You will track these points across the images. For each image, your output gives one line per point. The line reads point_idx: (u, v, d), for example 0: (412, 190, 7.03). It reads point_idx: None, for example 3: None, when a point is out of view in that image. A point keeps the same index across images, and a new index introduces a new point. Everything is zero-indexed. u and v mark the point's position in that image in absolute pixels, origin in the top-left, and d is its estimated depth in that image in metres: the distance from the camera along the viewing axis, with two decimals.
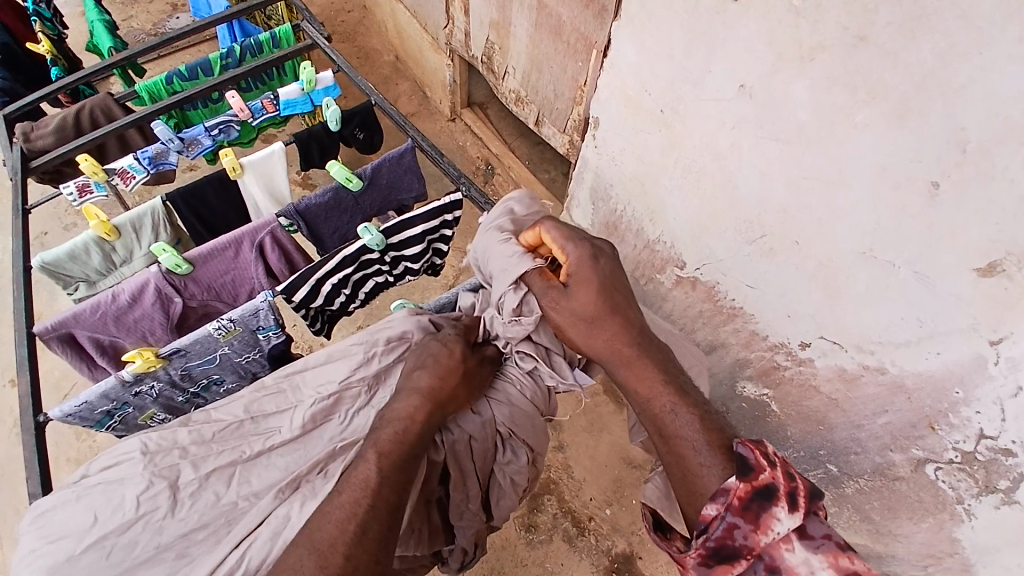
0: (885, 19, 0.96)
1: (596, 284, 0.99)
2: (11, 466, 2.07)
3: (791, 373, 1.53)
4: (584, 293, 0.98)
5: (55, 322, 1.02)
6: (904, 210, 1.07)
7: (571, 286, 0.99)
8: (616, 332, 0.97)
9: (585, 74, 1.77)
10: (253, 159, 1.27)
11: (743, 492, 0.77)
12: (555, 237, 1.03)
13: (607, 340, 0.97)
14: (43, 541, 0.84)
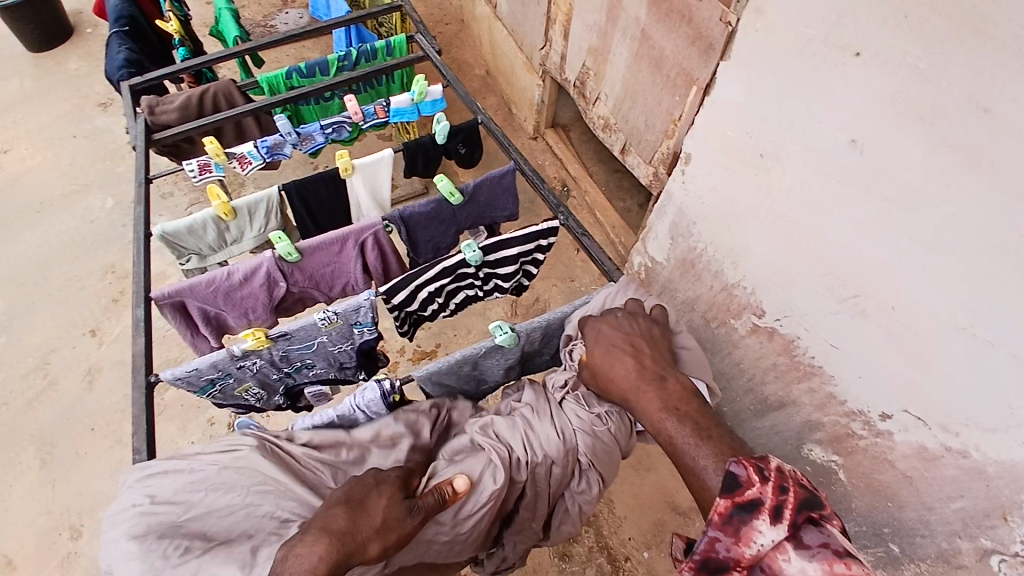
0: (1011, 95, 0.94)
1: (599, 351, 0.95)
2: (78, 412, 2.18)
3: (865, 443, 1.46)
4: (597, 359, 0.94)
5: (171, 291, 1.12)
6: (1012, 289, 1.03)
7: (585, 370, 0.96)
8: (622, 377, 0.90)
9: (682, 109, 1.76)
10: (364, 161, 1.34)
11: (723, 509, 0.71)
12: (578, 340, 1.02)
13: (623, 379, 0.90)
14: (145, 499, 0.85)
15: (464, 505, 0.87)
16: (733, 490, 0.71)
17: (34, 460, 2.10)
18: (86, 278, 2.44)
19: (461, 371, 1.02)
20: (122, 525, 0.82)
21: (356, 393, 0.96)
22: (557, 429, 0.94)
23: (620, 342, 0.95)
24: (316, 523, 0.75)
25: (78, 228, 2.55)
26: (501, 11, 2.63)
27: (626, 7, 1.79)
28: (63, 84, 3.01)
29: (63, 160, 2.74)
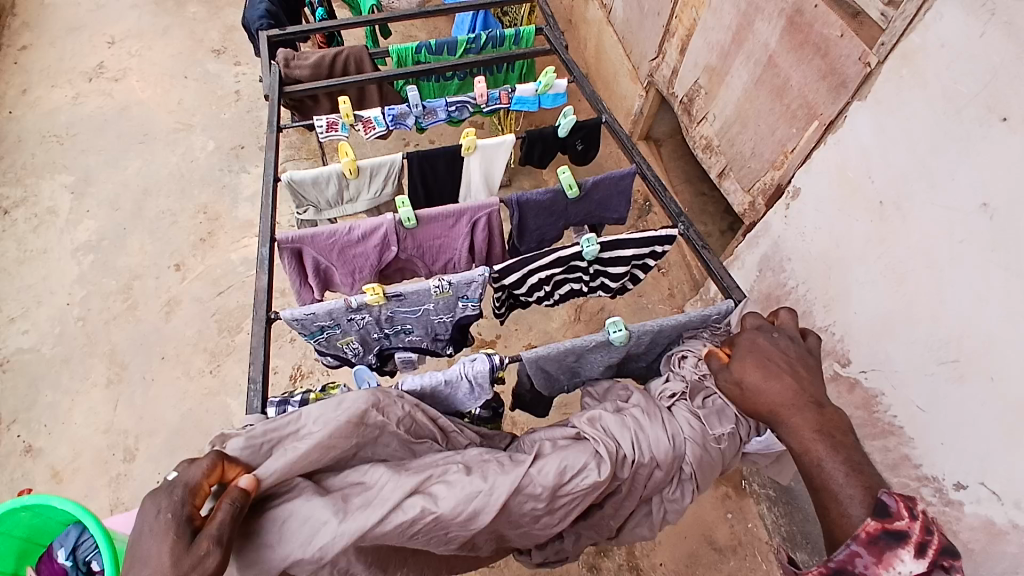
0: None
1: (758, 357, 0.92)
2: (151, 338, 2.24)
3: (933, 510, 1.39)
4: (747, 368, 0.91)
5: (295, 237, 1.17)
6: None
7: (734, 364, 0.93)
8: (775, 395, 0.87)
9: (797, 142, 1.72)
10: (486, 144, 1.36)
11: (873, 529, 0.73)
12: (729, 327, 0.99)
13: (776, 395, 0.88)
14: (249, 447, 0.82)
15: (564, 488, 0.84)
16: (883, 516, 0.73)
17: (101, 378, 2.16)
18: (178, 213, 2.53)
19: (565, 359, 1.02)
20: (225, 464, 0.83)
21: (469, 359, 0.95)
22: (669, 433, 0.92)
23: (776, 358, 0.92)
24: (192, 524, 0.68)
25: (177, 164, 2.66)
26: (615, 18, 2.63)
27: (757, 32, 1.77)
28: (182, 25, 3.15)
29: (172, 98, 2.86)
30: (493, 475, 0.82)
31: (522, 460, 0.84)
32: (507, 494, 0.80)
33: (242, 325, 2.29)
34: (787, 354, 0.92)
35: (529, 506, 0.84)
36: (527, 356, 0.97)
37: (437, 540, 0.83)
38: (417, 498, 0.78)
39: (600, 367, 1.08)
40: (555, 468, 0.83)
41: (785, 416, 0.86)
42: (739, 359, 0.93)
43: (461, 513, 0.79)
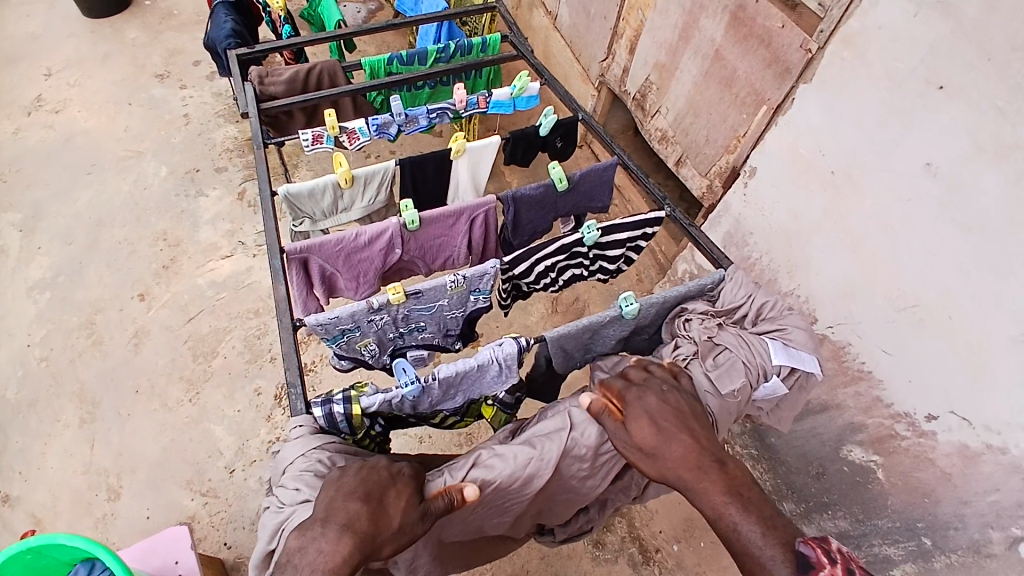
0: None
1: (649, 416, 0.86)
2: (122, 373, 2.13)
3: (908, 444, 1.54)
4: (643, 432, 0.85)
5: (303, 246, 1.18)
6: None
7: (629, 425, 0.86)
8: (678, 459, 0.82)
9: (748, 126, 1.86)
10: (474, 146, 1.41)
11: None
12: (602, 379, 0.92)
13: (677, 457, 0.83)
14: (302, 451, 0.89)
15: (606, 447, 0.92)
16: (806, 572, 0.70)
17: (73, 418, 2.05)
18: (136, 242, 2.45)
19: (583, 336, 1.09)
20: (299, 469, 0.86)
21: (498, 343, 1.00)
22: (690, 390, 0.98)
23: (666, 411, 0.87)
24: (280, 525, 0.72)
25: (131, 193, 2.58)
26: (561, 23, 2.76)
27: (703, 28, 1.91)
28: (120, 52, 3.06)
29: (118, 125, 2.77)
30: (540, 442, 0.88)
31: (563, 426, 0.90)
32: (558, 455, 0.87)
33: (217, 351, 2.19)
34: (679, 407, 0.88)
35: (576, 467, 0.91)
36: (550, 335, 1.04)
37: (498, 506, 0.89)
38: (475, 473, 0.83)
39: (611, 341, 1.15)
40: (596, 430, 0.91)
41: (691, 482, 0.81)
42: (633, 420, 0.86)
43: (517, 478, 0.85)
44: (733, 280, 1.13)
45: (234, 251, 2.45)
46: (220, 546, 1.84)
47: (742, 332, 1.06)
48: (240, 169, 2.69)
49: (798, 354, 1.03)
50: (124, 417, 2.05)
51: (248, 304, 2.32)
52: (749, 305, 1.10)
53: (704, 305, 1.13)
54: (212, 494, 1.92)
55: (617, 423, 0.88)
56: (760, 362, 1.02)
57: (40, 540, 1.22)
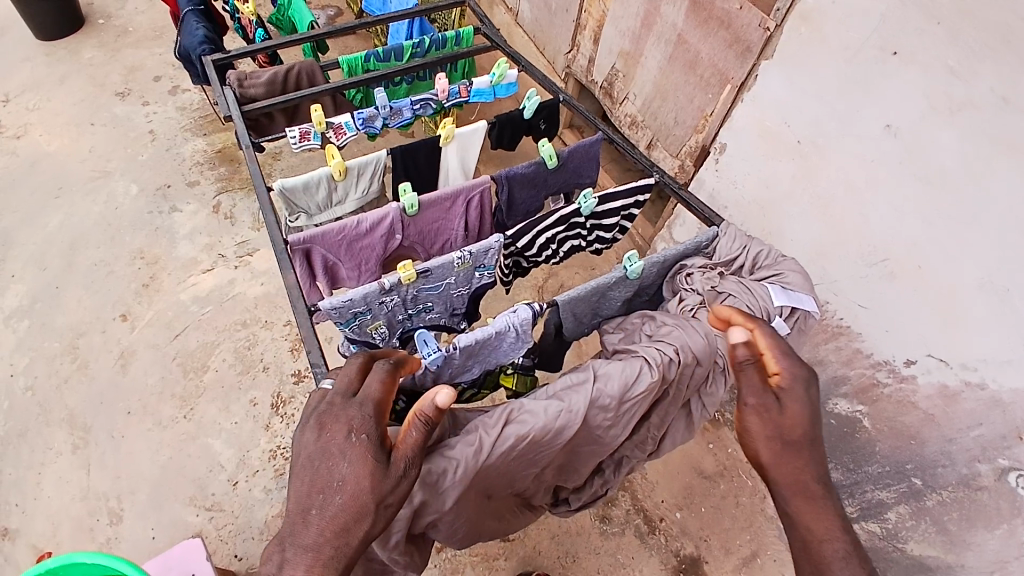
0: None
1: (805, 409, 0.93)
2: (112, 395, 2.10)
3: (890, 391, 1.66)
4: (796, 419, 0.92)
5: (306, 236, 1.19)
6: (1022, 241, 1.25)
7: (782, 400, 0.93)
8: (807, 467, 0.91)
9: (714, 105, 1.94)
10: (462, 131, 1.45)
11: None
12: (769, 343, 0.96)
13: (801, 465, 0.91)
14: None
15: (630, 394, 0.96)
16: None
17: (65, 445, 2.01)
18: (113, 263, 2.41)
19: (591, 299, 1.15)
20: None
21: (513, 310, 1.04)
22: (701, 335, 1.04)
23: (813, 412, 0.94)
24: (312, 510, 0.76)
25: (103, 213, 2.53)
26: (524, 18, 2.84)
27: (664, 15, 1.99)
28: (78, 71, 3.00)
29: (82, 147, 2.72)
30: (567, 395, 0.92)
31: (587, 377, 0.95)
32: (588, 402, 0.92)
33: (208, 364, 2.17)
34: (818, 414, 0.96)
35: (601, 417, 0.96)
36: (561, 299, 1.09)
37: (528, 459, 0.94)
38: (510, 429, 0.88)
39: (617, 303, 1.22)
40: (619, 379, 0.94)
41: (814, 489, 0.90)
42: (791, 403, 0.93)
43: (550, 429, 0.90)
44: (728, 235, 1.20)
45: (215, 265, 2.43)
46: (230, 559, 1.83)
47: (744, 280, 1.13)
48: (213, 182, 2.66)
49: (797, 294, 1.10)
50: (117, 438, 2.02)
51: (235, 316, 2.30)
52: (745, 256, 1.18)
53: (702, 260, 1.19)
54: (217, 507, 1.91)
55: (769, 392, 0.94)
56: (762, 305, 1.08)
57: (57, 560, 1.22)
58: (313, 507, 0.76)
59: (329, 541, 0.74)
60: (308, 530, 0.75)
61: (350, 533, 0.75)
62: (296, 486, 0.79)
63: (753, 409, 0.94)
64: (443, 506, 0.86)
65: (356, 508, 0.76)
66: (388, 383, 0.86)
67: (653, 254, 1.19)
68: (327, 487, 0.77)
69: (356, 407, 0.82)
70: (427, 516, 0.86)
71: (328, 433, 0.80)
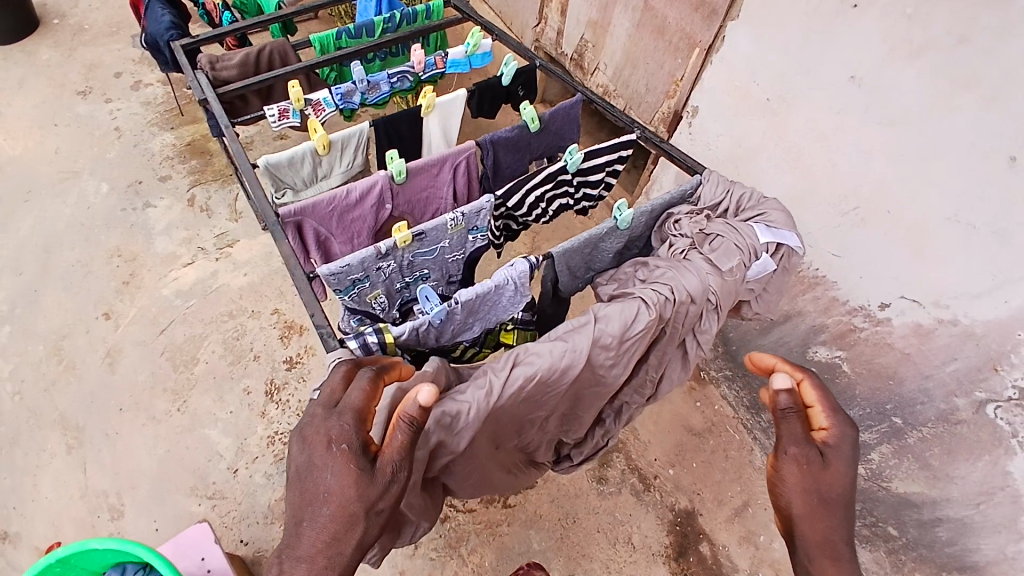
0: (983, 25, 1.22)
1: (848, 471, 0.93)
2: (103, 393, 2.07)
3: (867, 334, 1.71)
4: (838, 477, 0.92)
5: (298, 208, 1.19)
6: (983, 176, 1.30)
7: (827, 456, 0.93)
8: (838, 526, 0.91)
9: (684, 69, 1.98)
10: (443, 100, 1.46)
11: None
12: (817, 398, 0.97)
13: (832, 524, 0.91)
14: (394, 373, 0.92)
15: (630, 333, 0.98)
16: None
17: (58, 446, 1.97)
18: (91, 262, 2.36)
19: (584, 251, 1.17)
20: None
21: (510, 264, 1.06)
22: (695, 272, 1.06)
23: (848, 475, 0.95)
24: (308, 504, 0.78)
25: (74, 214, 2.47)
26: None
27: None
28: (35, 71, 2.92)
29: (46, 148, 2.65)
30: (571, 335, 0.95)
31: (587, 319, 0.97)
32: (591, 342, 0.94)
33: (198, 357, 2.15)
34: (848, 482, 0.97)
35: (602, 356, 0.98)
36: (556, 252, 1.11)
37: (537, 400, 0.96)
38: (519, 369, 0.90)
39: (609, 256, 1.25)
40: (619, 318, 0.97)
41: (839, 547, 0.90)
42: (837, 461, 0.93)
43: (556, 369, 0.92)
44: (710, 181, 1.24)
45: (196, 258, 2.40)
46: (237, 544, 1.83)
47: (730, 221, 1.15)
48: (186, 175, 2.62)
49: (780, 230, 1.14)
50: (107, 436, 1.99)
51: (221, 307, 2.27)
52: (729, 200, 1.22)
53: (688, 207, 1.22)
54: (219, 495, 1.90)
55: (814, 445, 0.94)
56: (749, 243, 1.12)
57: (69, 549, 1.23)
58: (307, 516, 0.77)
59: (322, 552, 0.75)
60: (303, 540, 0.76)
61: (343, 541, 0.75)
62: (291, 498, 0.81)
63: (796, 459, 0.93)
64: (458, 447, 0.88)
65: (346, 517, 0.76)
66: (371, 391, 0.83)
67: (641, 205, 1.23)
68: (316, 499, 0.77)
69: (335, 419, 0.80)
70: (442, 457, 0.89)
71: (310, 445, 0.80)
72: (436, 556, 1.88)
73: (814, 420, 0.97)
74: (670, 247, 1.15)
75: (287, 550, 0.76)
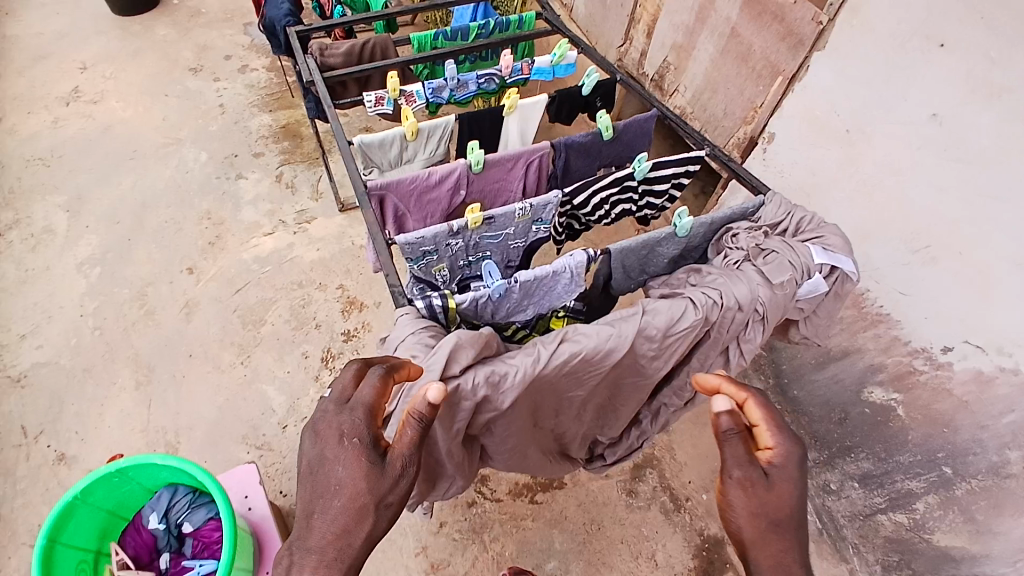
0: None
1: (797, 490, 0.91)
2: (176, 339, 2.25)
3: (926, 377, 1.67)
4: (785, 495, 0.90)
5: (383, 183, 1.30)
6: None
7: (771, 477, 0.91)
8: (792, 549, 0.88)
9: (765, 97, 2.00)
10: (524, 103, 1.54)
11: None
12: (762, 416, 0.96)
13: (784, 549, 0.88)
14: (416, 354, 0.92)
15: (675, 329, 1.02)
16: None
17: (129, 381, 2.16)
18: (183, 221, 2.58)
19: (641, 252, 1.22)
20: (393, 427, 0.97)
21: (571, 253, 1.12)
22: (746, 281, 1.09)
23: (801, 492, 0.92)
24: (317, 492, 0.82)
25: (173, 177, 2.71)
26: (580, 14, 3.00)
27: (718, 8, 2.06)
28: (158, 48, 3.23)
29: (155, 116, 2.92)
30: (618, 322, 1.00)
31: (636, 309, 1.02)
32: (636, 330, 0.99)
33: (266, 318, 2.31)
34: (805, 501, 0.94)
35: (646, 346, 1.03)
36: (614, 248, 1.17)
37: (577, 378, 1.02)
38: (567, 345, 0.95)
39: (664, 261, 1.29)
40: (665, 313, 1.02)
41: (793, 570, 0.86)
42: (782, 480, 0.91)
43: (600, 350, 0.97)
44: (773, 202, 1.27)
45: (276, 229, 2.58)
46: (277, 493, 1.94)
47: (787, 240, 1.16)
48: (277, 154, 2.82)
49: (836, 253, 1.13)
50: (174, 379, 2.16)
51: (292, 277, 2.43)
52: (789, 221, 1.24)
53: (748, 223, 1.26)
54: (267, 447, 2.02)
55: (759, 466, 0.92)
56: (804, 261, 1.12)
57: (130, 462, 1.43)
58: (318, 507, 0.81)
59: (332, 543, 0.79)
60: (314, 532, 0.80)
61: (353, 537, 0.80)
62: (302, 492, 0.85)
63: (739, 480, 0.90)
64: (502, 405, 0.94)
65: (356, 509, 0.80)
66: (382, 388, 0.84)
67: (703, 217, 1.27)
68: (327, 492, 0.81)
69: (347, 414, 0.84)
70: (486, 413, 0.95)
71: (322, 439, 0.84)
72: (459, 538, 1.93)
73: (760, 440, 0.95)
74: (725, 257, 1.19)
75: (300, 538, 0.81)
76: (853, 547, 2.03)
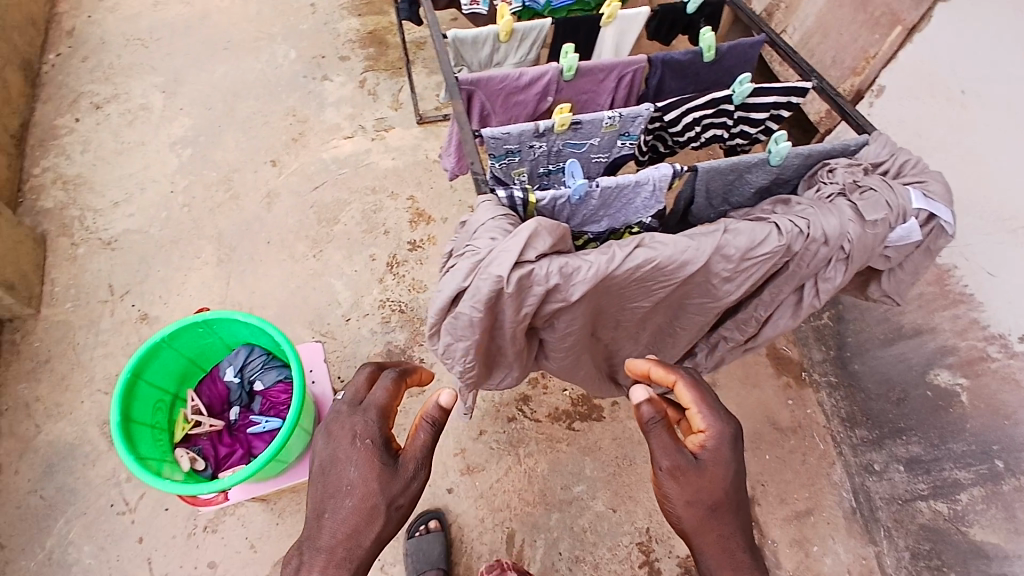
0: None
1: (732, 469, 0.96)
2: (254, 225, 2.37)
3: (998, 366, 1.60)
4: (719, 475, 0.95)
5: (474, 78, 1.32)
6: None
7: (702, 461, 0.96)
8: (730, 529, 0.95)
9: (880, 47, 1.87)
10: (626, 14, 1.50)
11: None
12: (691, 398, 1.01)
13: (723, 527, 0.95)
14: (496, 237, 0.96)
15: (753, 253, 1.02)
16: None
17: (210, 257, 2.30)
18: (269, 115, 2.66)
19: (729, 177, 1.21)
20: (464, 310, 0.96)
21: (655, 165, 1.11)
22: (836, 216, 1.07)
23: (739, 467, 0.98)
24: (332, 487, 0.92)
25: (263, 71, 2.78)
26: None
27: None
28: None
29: (252, 8, 2.98)
30: (698, 238, 1.00)
31: (717, 228, 1.02)
32: (714, 248, 0.99)
33: (339, 218, 2.40)
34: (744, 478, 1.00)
35: (720, 266, 1.03)
36: (702, 166, 1.16)
37: (647, 287, 1.04)
38: (643, 250, 0.97)
39: (749, 191, 1.27)
40: (746, 235, 1.01)
41: (730, 548, 0.94)
42: (715, 463, 0.96)
43: (676, 260, 0.99)
44: (877, 142, 1.21)
45: (355, 133, 2.64)
46: (336, 378, 2.08)
47: (887, 180, 1.13)
48: (363, 60, 2.85)
49: (935, 201, 1.10)
50: (249, 261, 2.29)
51: (367, 182, 2.50)
52: (892, 162, 1.19)
53: (846, 160, 1.21)
54: (330, 335, 2.15)
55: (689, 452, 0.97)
56: (902, 204, 1.09)
57: (215, 315, 1.55)
58: (328, 509, 0.92)
59: (342, 543, 0.89)
60: (324, 535, 0.90)
61: (360, 540, 0.90)
62: (313, 492, 0.94)
63: (668, 471, 0.94)
64: (569, 298, 0.97)
65: (366, 509, 0.91)
66: (393, 390, 1.03)
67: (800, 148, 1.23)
68: (338, 493, 0.92)
69: (359, 415, 0.98)
70: (554, 303, 0.98)
71: (335, 440, 0.96)
72: (497, 446, 2.04)
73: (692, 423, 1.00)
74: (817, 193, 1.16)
75: (311, 539, 0.91)
76: (885, 531, 1.99)
